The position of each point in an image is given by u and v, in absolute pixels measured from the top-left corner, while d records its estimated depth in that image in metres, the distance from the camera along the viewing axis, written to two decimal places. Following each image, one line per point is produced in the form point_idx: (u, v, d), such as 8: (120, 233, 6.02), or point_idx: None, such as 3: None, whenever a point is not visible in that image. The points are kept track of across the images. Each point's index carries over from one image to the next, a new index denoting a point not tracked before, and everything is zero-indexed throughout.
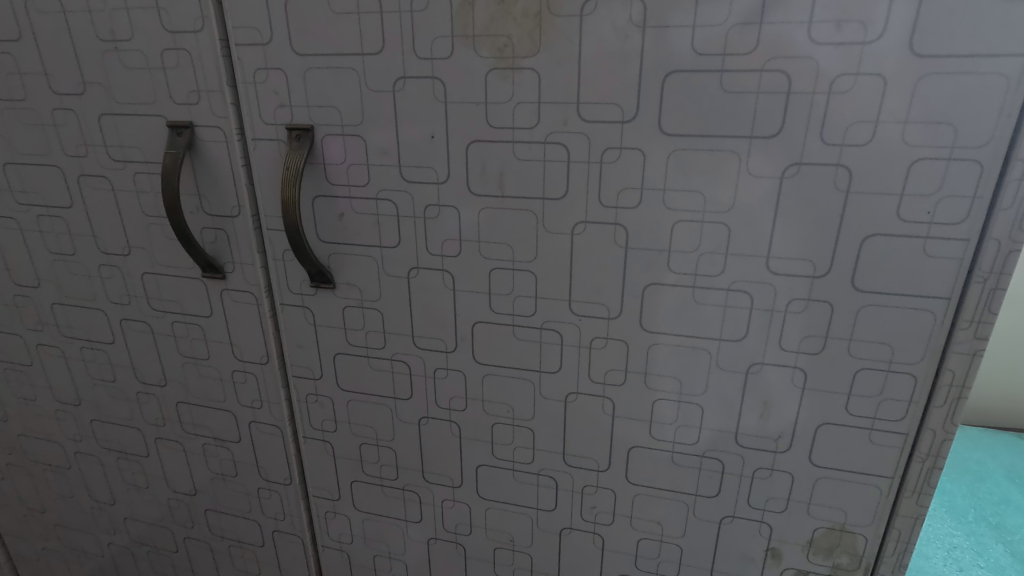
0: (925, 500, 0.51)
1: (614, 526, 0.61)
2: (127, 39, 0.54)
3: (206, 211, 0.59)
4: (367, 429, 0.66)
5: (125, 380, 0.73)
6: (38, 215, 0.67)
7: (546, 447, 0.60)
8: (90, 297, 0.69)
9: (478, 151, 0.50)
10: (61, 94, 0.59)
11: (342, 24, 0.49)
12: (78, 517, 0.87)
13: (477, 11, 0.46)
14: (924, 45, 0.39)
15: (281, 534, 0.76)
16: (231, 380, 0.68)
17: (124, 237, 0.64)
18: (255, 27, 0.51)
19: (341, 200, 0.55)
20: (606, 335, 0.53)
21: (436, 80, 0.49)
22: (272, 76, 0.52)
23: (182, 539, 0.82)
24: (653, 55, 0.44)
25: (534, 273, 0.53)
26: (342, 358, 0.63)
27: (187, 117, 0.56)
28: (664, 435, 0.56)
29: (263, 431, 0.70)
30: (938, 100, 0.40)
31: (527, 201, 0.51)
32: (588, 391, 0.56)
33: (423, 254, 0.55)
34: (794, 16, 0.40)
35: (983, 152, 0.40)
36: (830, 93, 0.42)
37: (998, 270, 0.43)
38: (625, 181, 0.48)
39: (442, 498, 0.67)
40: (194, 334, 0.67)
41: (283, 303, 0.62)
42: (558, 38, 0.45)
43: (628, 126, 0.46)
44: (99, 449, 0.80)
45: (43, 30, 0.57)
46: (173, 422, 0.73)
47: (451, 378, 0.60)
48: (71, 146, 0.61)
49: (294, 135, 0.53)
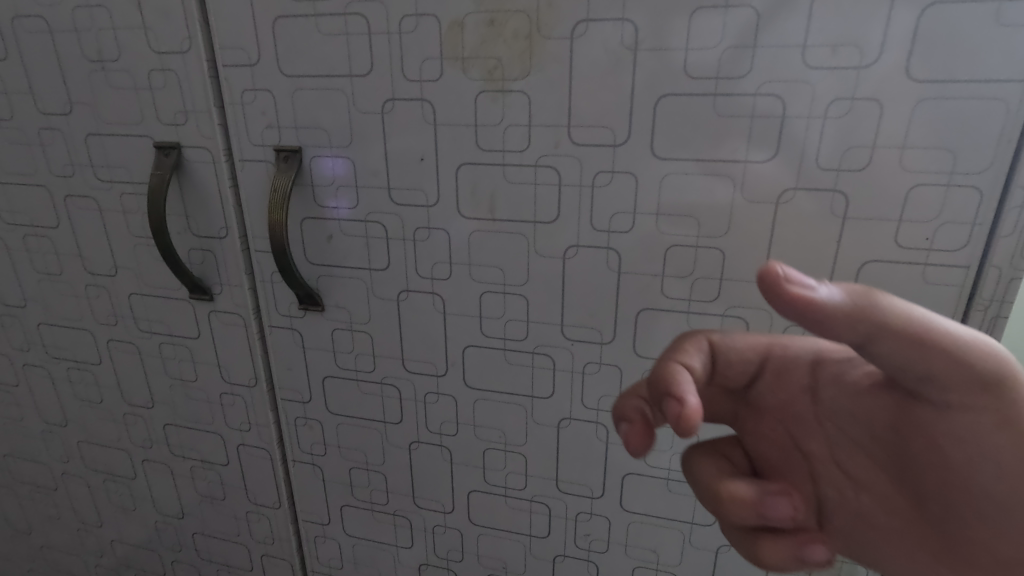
0: None
1: (609, 553, 0.60)
2: (114, 59, 0.54)
3: (193, 231, 0.58)
4: (356, 453, 0.64)
5: (112, 401, 0.72)
6: (25, 235, 0.66)
7: (538, 473, 0.59)
8: (78, 317, 0.68)
9: (468, 173, 0.49)
10: (48, 114, 0.58)
11: (330, 45, 0.48)
12: (65, 539, 0.86)
13: (466, 33, 0.45)
14: (922, 69, 0.38)
15: (270, 558, 0.74)
16: (219, 402, 0.66)
17: (111, 257, 0.63)
18: (242, 48, 0.51)
19: (331, 222, 0.54)
20: (599, 360, 0.52)
21: (426, 103, 0.48)
22: (260, 97, 0.52)
23: (169, 562, 0.81)
24: (646, 78, 0.43)
25: (526, 297, 0.52)
26: (331, 381, 0.61)
27: (174, 138, 0.55)
28: (659, 462, 0.54)
29: (252, 454, 0.68)
30: (936, 125, 0.39)
31: (518, 224, 0.50)
32: (581, 417, 0.55)
33: (413, 277, 0.54)
34: (788, 39, 0.40)
35: (983, 178, 0.39)
36: (826, 118, 0.41)
37: (1000, 298, 0.42)
38: (618, 205, 0.47)
39: (433, 524, 0.65)
40: (182, 355, 0.65)
41: (272, 325, 0.60)
42: (549, 61, 0.44)
43: (620, 149, 0.45)
44: (86, 470, 0.78)
45: (30, 50, 0.56)
46: (160, 443, 0.72)
47: (442, 403, 0.59)
48: (59, 166, 0.60)
49: (282, 156, 0.52)
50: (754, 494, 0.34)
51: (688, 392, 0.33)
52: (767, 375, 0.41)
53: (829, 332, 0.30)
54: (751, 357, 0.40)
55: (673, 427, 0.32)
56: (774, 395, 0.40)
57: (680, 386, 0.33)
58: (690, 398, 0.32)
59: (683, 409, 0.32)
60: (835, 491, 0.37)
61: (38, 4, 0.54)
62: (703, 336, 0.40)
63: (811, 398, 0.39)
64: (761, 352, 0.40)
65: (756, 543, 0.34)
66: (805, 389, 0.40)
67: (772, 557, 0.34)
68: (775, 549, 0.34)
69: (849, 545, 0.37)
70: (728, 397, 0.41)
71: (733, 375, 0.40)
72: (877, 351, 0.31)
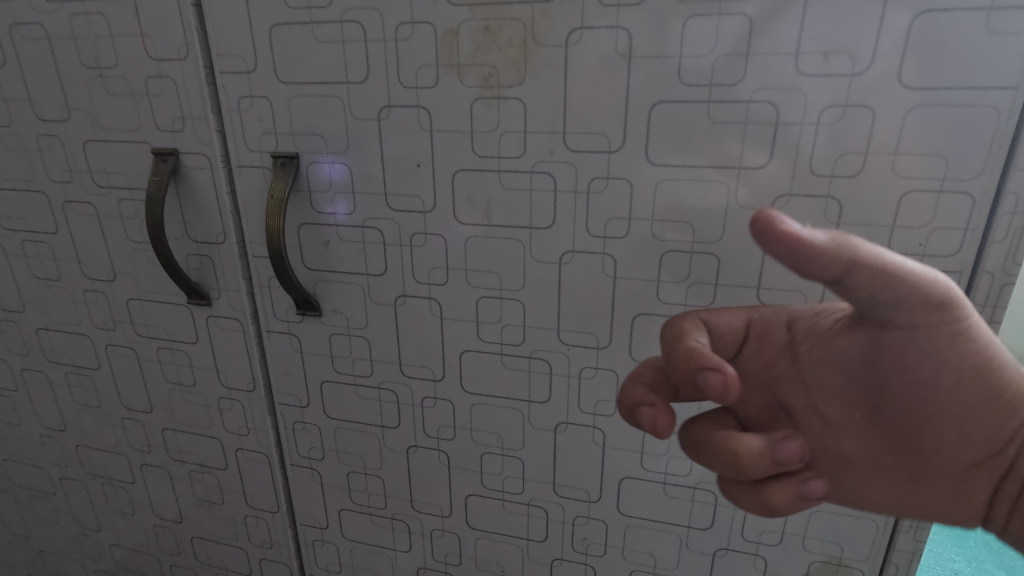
0: (923, 534, 0.49)
1: (606, 557, 0.60)
2: (111, 66, 0.54)
3: (190, 237, 0.59)
4: (354, 457, 0.64)
5: (111, 406, 0.72)
6: (23, 241, 0.66)
7: (535, 477, 0.59)
8: (76, 322, 0.68)
9: (464, 179, 0.49)
10: (46, 120, 0.59)
11: (326, 52, 0.49)
12: (63, 543, 0.86)
13: (462, 40, 0.45)
14: (914, 77, 0.38)
15: (268, 562, 0.74)
16: (217, 406, 0.67)
17: (109, 263, 0.63)
18: (238, 55, 0.51)
19: (328, 228, 0.55)
20: (595, 365, 0.53)
21: (422, 109, 0.48)
22: (257, 104, 0.52)
23: (168, 567, 0.81)
24: (640, 85, 0.43)
25: (522, 302, 0.52)
26: (329, 385, 0.62)
27: (172, 144, 0.55)
28: (655, 467, 0.55)
29: (250, 458, 0.68)
30: (928, 132, 0.39)
31: (513, 230, 0.50)
32: (578, 421, 0.55)
33: (410, 282, 0.54)
34: (780, 48, 0.40)
35: (975, 184, 0.40)
36: (818, 125, 0.41)
37: (993, 303, 0.42)
38: (612, 210, 0.47)
39: (431, 528, 0.65)
40: (180, 360, 0.66)
41: (269, 330, 0.61)
42: (544, 68, 0.45)
43: (615, 156, 0.45)
44: (85, 475, 0.79)
45: (28, 57, 0.56)
46: (158, 448, 0.72)
47: (439, 408, 0.59)
48: (57, 172, 0.60)
49: (279, 162, 0.53)
50: (763, 444, 0.35)
51: (721, 360, 0.33)
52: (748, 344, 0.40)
53: (820, 274, 0.31)
54: (734, 324, 0.39)
55: (717, 395, 0.32)
56: (757, 360, 0.40)
57: (714, 357, 0.33)
58: (727, 366, 0.33)
59: (725, 377, 0.32)
60: (816, 439, 0.39)
61: (36, 11, 0.54)
62: (696, 314, 0.38)
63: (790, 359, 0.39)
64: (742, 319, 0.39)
65: (766, 492, 0.35)
66: (781, 350, 0.40)
67: (779, 501, 0.35)
68: (781, 493, 0.35)
69: (833, 483, 0.39)
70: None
71: (723, 345, 0.39)
72: (855, 284, 0.32)
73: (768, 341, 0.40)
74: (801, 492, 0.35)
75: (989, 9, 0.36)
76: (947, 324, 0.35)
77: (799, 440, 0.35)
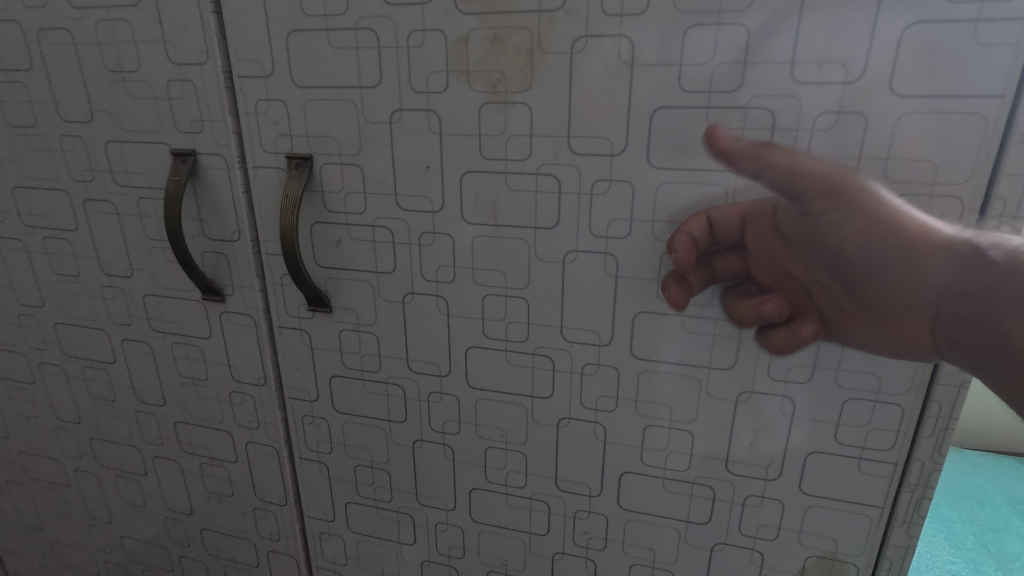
0: (915, 530, 0.51)
1: (607, 551, 0.61)
2: (134, 70, 0.56)
3: (207, 235, 0.61)
4: (361, 451, 0.66)
5: (125, 399, 0.74)
6: (44, 238, 0.68)
7: (537, 472, 0.60)
8: (93, 317, 0.70)
9: (472, 180, 0.51)
10: (69, 122, 0.61)
11: (341, 58, 0.51)
12: (75, 535, 0.88)
13: (471, 48, 0.47)
14: (904, 84, 0.40)
15: (276, 555, 0.76)
16: (229, 400, 0.68)
17: (127, 260, 0.65)
18: (256, 61, 0.53)
19: (339, 227, 0.57)
20: (597, 361, 0.54)
21: (432, 113, 0.50)
22: (274, 107, 0.54)
23: (177, 558, 0.82)
24: (641, 92, 0.45)
25: (526, 300, 0.54)
26: (338, 380, 0.63)
27: (190, 145, 0.57)
28: (655, 462, 0.56)
29: (260, 452, 0.70)
30: (919, 139, 0.41)
31: (519, 230, 0.52)
32: (580, 417, 0.57)
33: (418, 280, 0.56)
34: (776, 56, 0.42)
35: (962, 189, 0.41)
36: (813, 130, 0.43)
37: None
38: (615, 212, 0.49)
39: (435, 521, 0.67)
40: (193, 354, 0.68)
41: (281, 326, 0.63)
42: (549, 74, 0.46)
43: (617, 159, 0.47)
44: (98, 467, 0.80)
45: (54, 60, 0.59)
46: (170, 440, 0.74)
47: (445, 403, 0.61)
48: (79, 171, 0.63)
49: (294, 163, 0.55)
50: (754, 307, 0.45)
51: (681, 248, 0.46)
52: (750, 229, 0.46)
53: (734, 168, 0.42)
54: (731, 215, 0.45)
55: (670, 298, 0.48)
56: (754, 242, 0.46)
57: (680, 243, 0.46)
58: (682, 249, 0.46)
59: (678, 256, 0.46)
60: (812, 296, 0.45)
61: (62, 17, 0.56)
62: (700, 213, 0.46)
63: (779, 239, 0.45)
64: (740, 206, 0.45)
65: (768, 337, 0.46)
66: (773, 229, 0.46)
67: (778, 340, 0.46)
68: (779, 335, 0.45)
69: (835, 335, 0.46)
70: (731, 258, 0.47)
71: (726, 234, 0.46)
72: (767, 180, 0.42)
73: (760, 226, 0.46)
74: (795, 335, 0.45)
75: (977, 21, 0.38)
76: (868, 204, 0.41)
77: (775, 301, 0.44)
